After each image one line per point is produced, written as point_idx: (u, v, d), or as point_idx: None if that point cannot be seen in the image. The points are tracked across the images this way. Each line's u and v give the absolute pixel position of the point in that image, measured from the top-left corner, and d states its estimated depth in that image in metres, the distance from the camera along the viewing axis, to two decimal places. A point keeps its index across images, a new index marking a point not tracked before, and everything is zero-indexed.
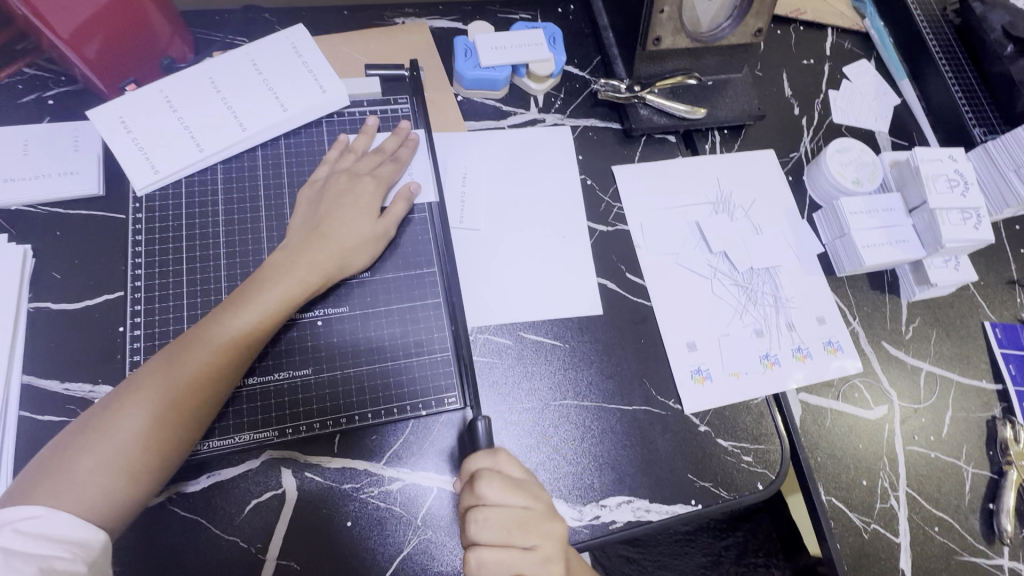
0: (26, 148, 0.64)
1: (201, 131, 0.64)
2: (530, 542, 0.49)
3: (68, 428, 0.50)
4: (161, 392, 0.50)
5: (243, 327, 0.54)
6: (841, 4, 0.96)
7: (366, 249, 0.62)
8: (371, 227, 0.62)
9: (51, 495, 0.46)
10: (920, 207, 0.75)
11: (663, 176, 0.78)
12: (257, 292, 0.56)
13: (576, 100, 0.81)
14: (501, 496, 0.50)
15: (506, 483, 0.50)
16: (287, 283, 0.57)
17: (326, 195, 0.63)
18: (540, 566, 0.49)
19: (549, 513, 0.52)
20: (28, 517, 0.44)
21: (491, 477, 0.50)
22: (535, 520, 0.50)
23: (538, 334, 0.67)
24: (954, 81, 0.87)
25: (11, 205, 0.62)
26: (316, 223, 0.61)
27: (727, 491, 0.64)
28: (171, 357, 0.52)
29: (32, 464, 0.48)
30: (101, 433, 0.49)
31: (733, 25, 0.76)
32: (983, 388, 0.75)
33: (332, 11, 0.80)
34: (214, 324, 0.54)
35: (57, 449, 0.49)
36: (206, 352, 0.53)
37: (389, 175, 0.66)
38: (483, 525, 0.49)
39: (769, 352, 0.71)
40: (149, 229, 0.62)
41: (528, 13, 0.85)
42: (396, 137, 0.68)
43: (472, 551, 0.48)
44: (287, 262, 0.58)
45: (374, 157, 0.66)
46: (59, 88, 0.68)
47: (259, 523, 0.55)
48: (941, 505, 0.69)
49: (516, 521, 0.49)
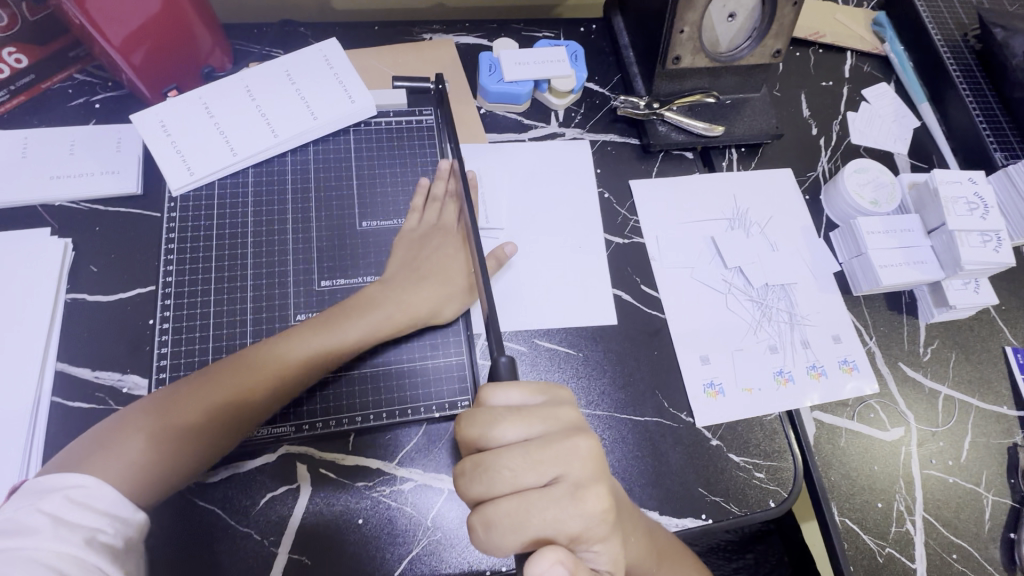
0: (73, 148, 0.68)
1: (234, 135, 0.67)
2: (548, 472, 0.42)
3: (120, 409, 0.53)
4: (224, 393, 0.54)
5: (315, 349, 0.58)
6: (860, 28, 0.97)
7: (457, 300, 0.64)
8: (468, 277, 0.65)
9: (97, 467, 0.49)
10: (939, 229, 0.74)
11: (680, 191, 0.80)
12: (335, 320, 0.60)
13: (596, 116, 0.83)
14: (496, 435, 0.44)
15: (495, 415, 0.44)
16: (374, 317, 0.60)
17: (429, 248, 0.66)
18: (563, 498, 0.41)
19: (565, 433, 0.44)
20: (80, 487, 0.46)
21: (472, 416, 0.44)
22: (544, 447, 0.42)
23: (552, 342, 0.68)
24: (974, 105, 0.87)
25: (55, 201, 0.66)
26: (417, 266, 0.65)
27: (738, 507, 0.63)
28: (239, 365, 0.56)
29: (68, 448, 0.51)
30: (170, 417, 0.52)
31: (753, 44, 0.77)
32: (1004, 414, 0.74)
33: (363, 27, 0.84)
34: (286, 345, 0.57)
35: (111, 425, 0.52)
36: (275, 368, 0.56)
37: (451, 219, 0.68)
38: (479, 472, 0.42)
39: (783, 368, 0.71)
40: (181, 228, 0.65)
41: (551, 31, 0.88)
42: (446, 179, 0.70)
43: (478, 508, 0.42)
44: (381, 295, 0.62)
45: (442, 202, 0.69)
46: (106, 93, 0.72)
47: (273, 516, 0.56)
48: (959, 532, 0.67)
49: (517, 456, 0.42)
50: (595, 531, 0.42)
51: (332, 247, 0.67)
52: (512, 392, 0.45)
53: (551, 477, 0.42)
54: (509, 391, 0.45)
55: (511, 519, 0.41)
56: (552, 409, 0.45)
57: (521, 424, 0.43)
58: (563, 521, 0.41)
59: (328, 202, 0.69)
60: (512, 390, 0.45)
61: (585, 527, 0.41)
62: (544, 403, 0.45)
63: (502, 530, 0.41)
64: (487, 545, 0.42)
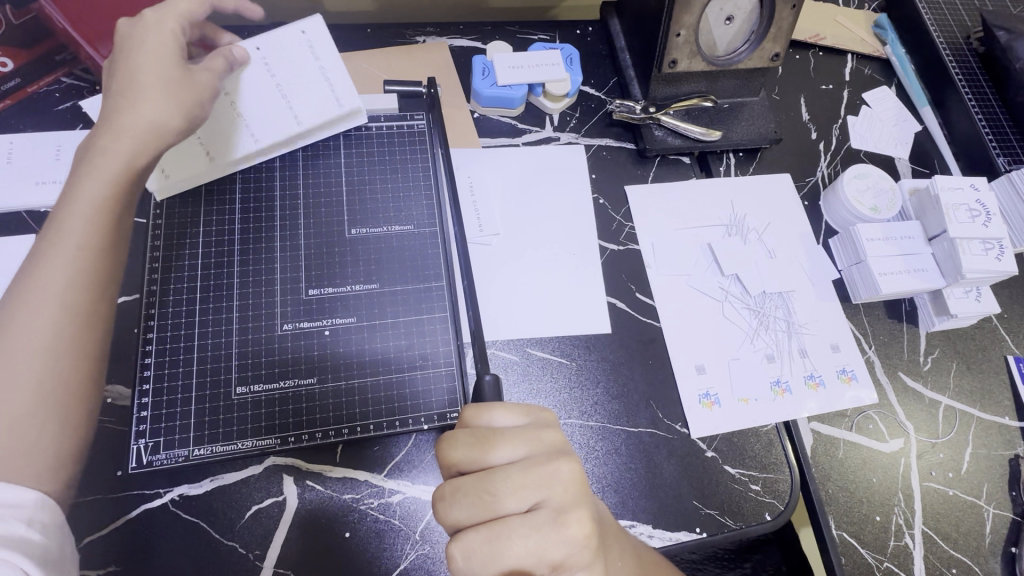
0: (59, 152, 0.67)
1: (215, 143, 0.66)
2: (533, 495, 0.41)
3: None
4: (53, 311, 0.51)
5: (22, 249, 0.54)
6: (861, 30, 0.96)
7: (169, 107, 0.57)
8: (175, 78, 0.58)
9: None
10: (940, 236, 0.73)
11: (676, 197, 0.78)
12: (64, 228, 0.54)
13: (591, 120, 0.81)
14: (480, 457, 0.43)
15: (477, 438, 0.43)
16: (56, 208, 0.55)
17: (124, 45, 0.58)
18: (545, 524, 0.40)
19: (549, 455, 0.43)
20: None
21: (454, 438, 0.44)
22: (528, 470, 0.42)
23: (544, 351, 0.67)
24: (977, 109, 0.85)
25: (40, 207, 0.65)
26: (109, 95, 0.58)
27: (733, 520, 0.62)
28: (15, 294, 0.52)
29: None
30: (4, 351, 0.49)
31: (751, 49, 0.76)
32: (1005, 426, 0.73)
33: (356, 30, 0.83)
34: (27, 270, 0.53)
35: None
36: (42, 302, 0.51)
37: (219, 66, 0.63)
38: (461, 495, 0.41)
39: (780, 378, 0.69)
40: (166, 235, 0.64)
41: (547, 34, 0.87)
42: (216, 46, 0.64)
43: (457, 535, 0.41)
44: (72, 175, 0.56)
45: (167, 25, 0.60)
46: (93, 97, 0.71)
47: (259, 530, 0.55)
48: (959, 546, 0.66)
49: (499, 479, 0.41)
50: (577, 557, 0.41)
51: (320, 255, 0.65)
52: (499, 415, 0.45)
53: (532, 502, 0.41)
54: (493, 414, 0.45)
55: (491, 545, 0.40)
56: (536, 431, 0.45)
57: (506, 445, 0.43)
58: (545, 548, 0.40)
59: (317, 208, 0.68)
60: (498, 412, 0.45)
61: (567, 555, 0.40)
62: (528, 425, 0.45)
63: (481, 559, 0.40)
64: (466, 575, 0.40)
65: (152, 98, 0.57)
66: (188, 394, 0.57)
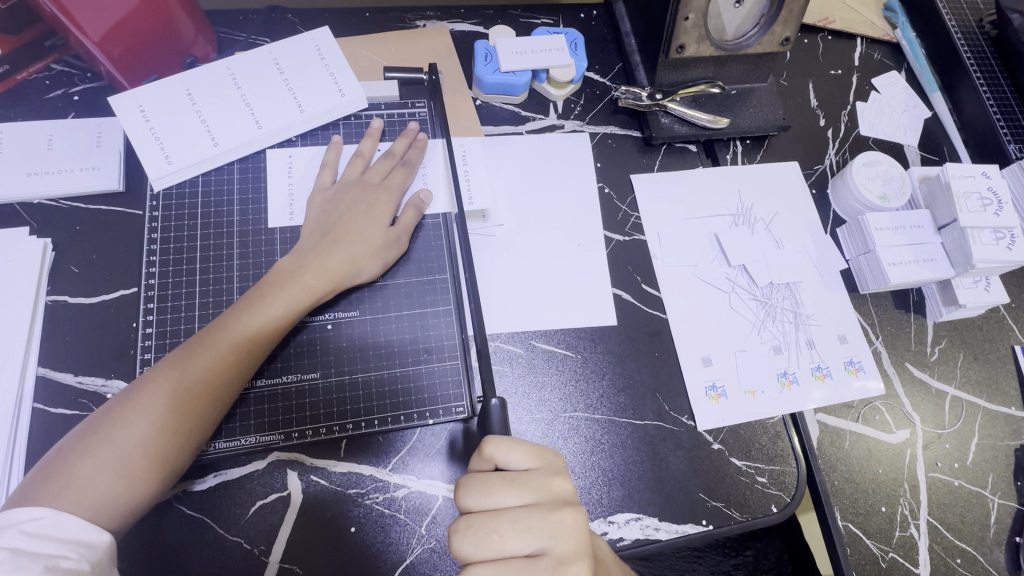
0: (51, 143, 0.65)
1: (300, 202, 0.65)
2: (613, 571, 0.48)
3: (91, 415, 0.51)
4: (195, 376, 0.51)
5: (273, 314, 0.55)
6: (871, 13, 0.94)
7: (378, 256, 0.61)
8: (384, 236, 0.62)
9: (56, 495, 0.46)
10: (950, 225, 0.72)
11: (683, 185, 0.77)
12: (257, 313, 0.55)
13: (596, 107, 0.80)
14: (491, 498, 0.44)
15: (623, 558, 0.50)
16: (289, 291, 0.56)
17: (360, 189, 0.63)
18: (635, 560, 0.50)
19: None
20: (31, 519, 0.44)
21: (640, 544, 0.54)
22: (534, 518, 0.43)
23: (550, 344, 0.66)
24: (988, 94, 0.84)
25: (33, 199, 0.63)
26: (330, 230, 0.60)
27: (740, 513, 0.62)
28: (206, 339, 0.53)
29: (41, 463, 0.49)
30: (146, 402, 0.50)
31: (760, 33, 0.74)
32: (1011, 416, 0.72)
33: (354, 13, 0.80)
34: (241, 315, 0.55)
35: (79, 436, 0.50)
36: (215, 350, 0.53)
37: (401, 182, 0.65)
38: (471, 532, 0.43)
39: (787, 369, 0.69)
40: (164, 227, 0.63)
41: (550, 17, 0.85)
42: (405, 139, 0.68)
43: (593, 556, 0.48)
44: (292, 273, 0.58)
45: (387, 162, 0.66)
46: (84, 85, 0.70)
47: (262, 525, 0.55)
48: (964, 536, 0.66)
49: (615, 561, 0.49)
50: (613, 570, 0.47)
51: None
52: (513, 452, 0.45)
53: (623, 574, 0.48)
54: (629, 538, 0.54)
55: (477, 533, 0.43)
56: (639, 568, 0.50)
57: (514, 491, 0.44)
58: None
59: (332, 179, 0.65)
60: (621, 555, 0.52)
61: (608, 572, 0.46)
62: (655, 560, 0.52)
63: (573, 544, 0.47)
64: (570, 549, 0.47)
65: (341, 255, 0.59)
66: (274, 417, 0.57)
